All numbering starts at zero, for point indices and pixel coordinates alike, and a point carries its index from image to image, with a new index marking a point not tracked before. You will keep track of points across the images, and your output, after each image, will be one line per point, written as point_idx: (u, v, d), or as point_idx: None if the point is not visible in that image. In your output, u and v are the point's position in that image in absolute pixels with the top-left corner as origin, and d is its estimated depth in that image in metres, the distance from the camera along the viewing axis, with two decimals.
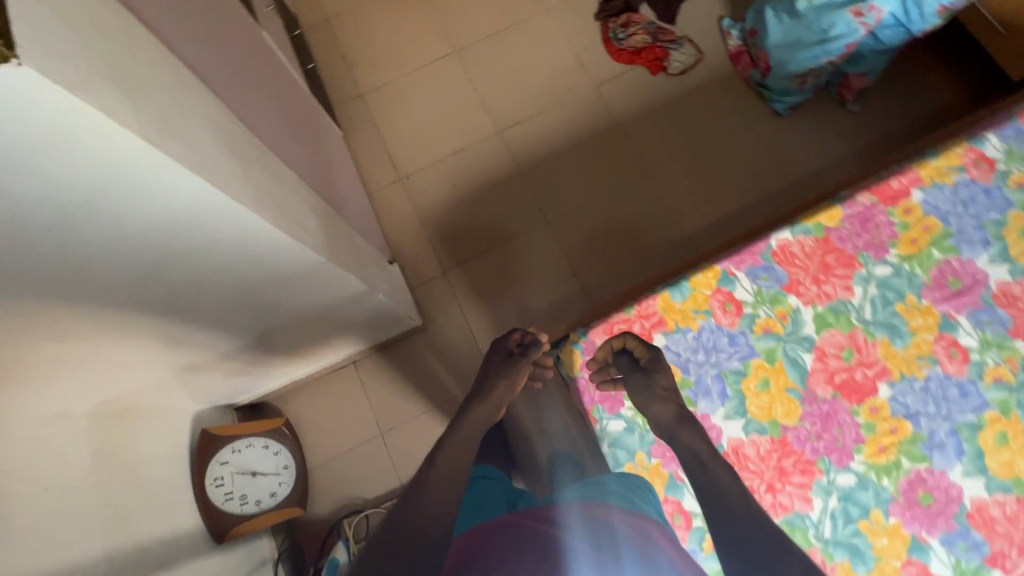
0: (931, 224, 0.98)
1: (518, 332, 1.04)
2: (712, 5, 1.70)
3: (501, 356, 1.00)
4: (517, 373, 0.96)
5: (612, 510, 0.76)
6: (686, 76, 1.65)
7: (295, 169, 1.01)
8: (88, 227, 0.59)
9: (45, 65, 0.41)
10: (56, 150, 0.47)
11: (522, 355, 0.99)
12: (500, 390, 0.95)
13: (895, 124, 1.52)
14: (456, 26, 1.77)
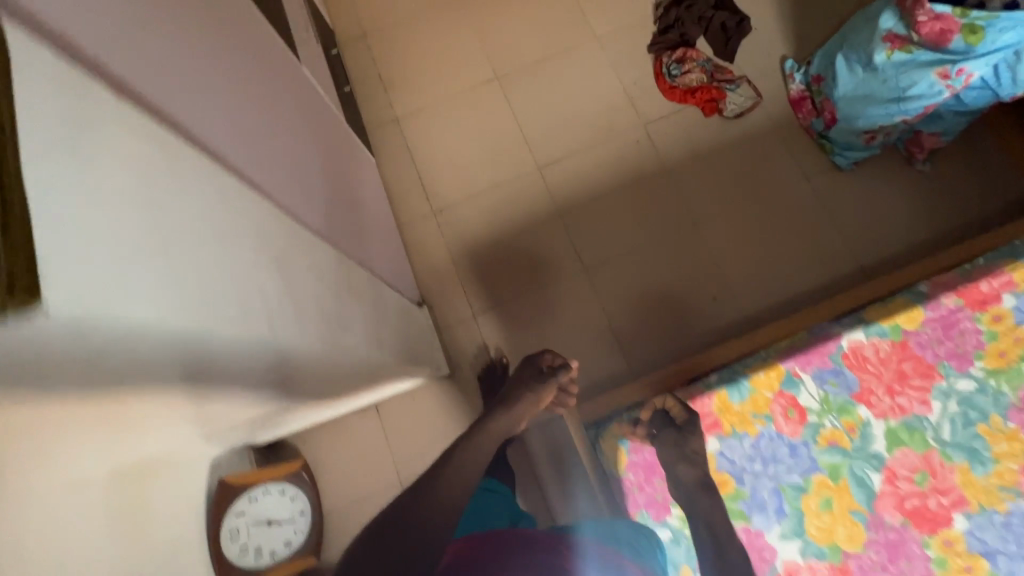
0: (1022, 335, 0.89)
1: (552, 352, 0.99)
2: (774, 45, 1.60)
3: (532, 373, 0.96)
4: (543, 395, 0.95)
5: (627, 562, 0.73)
6: (741, 120, 1.56)
7: (333, 228, 0.95)
8: (111, 393, 0.49)
9: (70, 293, 0.31)
10: (88, 364, 0.38)
11: (552, 378, 0.97)
12: (524, 408, 0.94)
13: (966, 189, 1.41)
14: (500, 50, 1.68)
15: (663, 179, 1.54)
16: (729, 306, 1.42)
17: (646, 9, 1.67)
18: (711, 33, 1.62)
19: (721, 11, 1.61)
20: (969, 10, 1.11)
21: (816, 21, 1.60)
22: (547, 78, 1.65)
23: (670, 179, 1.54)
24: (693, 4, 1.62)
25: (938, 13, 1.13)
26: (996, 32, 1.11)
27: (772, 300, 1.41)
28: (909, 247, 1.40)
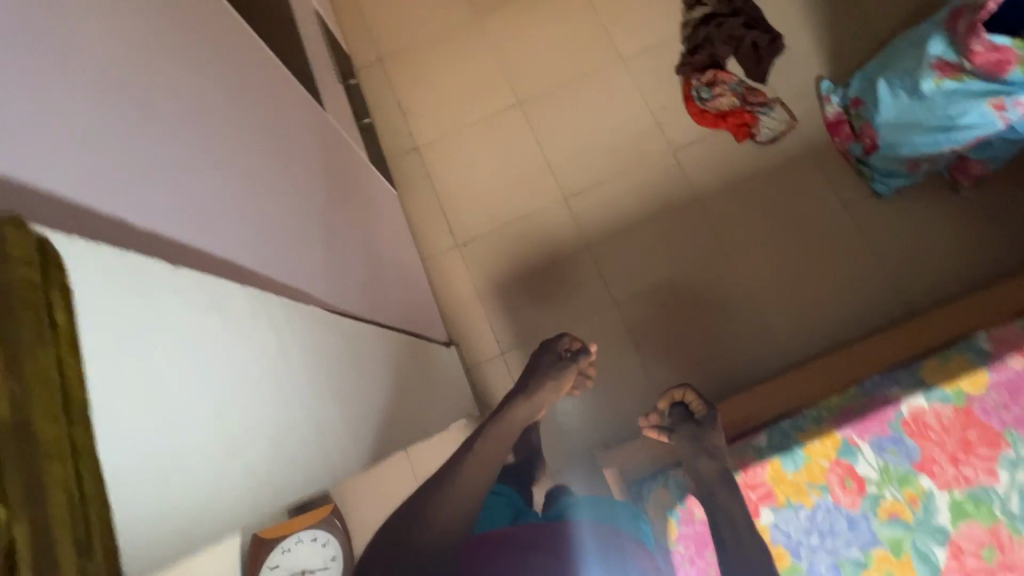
0: None
1: (571, 338, 1.08)
2: (809, 64, 1.54)
3: (551, 358, 1.04)
4: (561, 379, 1.02)
5: (623, 536, 0.86)
6: (775, 145, 1.50)
7: (364, 292, 0.92)
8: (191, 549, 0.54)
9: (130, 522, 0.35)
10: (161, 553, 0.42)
11: (571, 362, 1.05)
12: (544, 392, 1.01)
13: (1012, 219, 1.36)
14: (523, 73, 1.63)
15: (693, 208, 1.50)
16: (764, 341, 1.39)
17: (674, 28, 1.61)
18: (742, 53, 1.56)
19: (752, 29, 1.56)
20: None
21: (853, 39, 1.53)
22: (571, 102, 1.60)
23: (701, 207, 1.49)
24: (723, 23, 1.56)
25: (996, 44, 1.08)
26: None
27: (808, 334, 1.38)
28: (951, 279, 1.36)
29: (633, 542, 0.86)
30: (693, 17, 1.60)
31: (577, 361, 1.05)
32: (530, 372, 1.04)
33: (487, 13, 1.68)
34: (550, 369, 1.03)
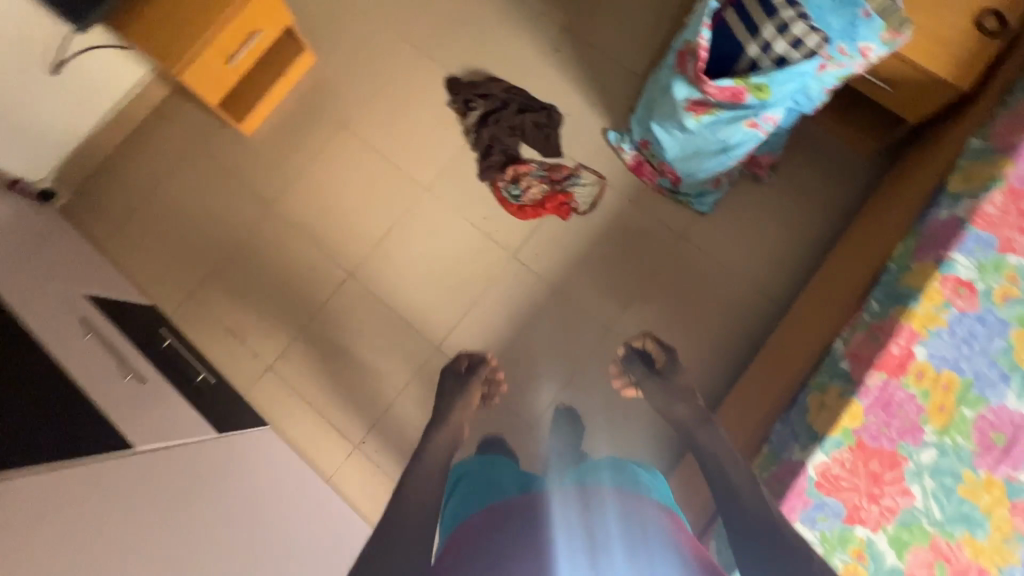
0: (947, 379, 0.91)
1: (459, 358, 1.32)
2: (592, 123, 1.61)
3: (454, 377, 1.27)
4: (469, 389, 1.25)
5: (603, 491, 0.91)
6: (597, 208, 1.55)
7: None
8: None
9: None
10: None
11: (473, 374, 1.29)
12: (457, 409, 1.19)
13: (817, 186, 1.47)
14: (342, 245, 1.60)
15: (558, 298, 1.52)
16: None
17: (460, 140, 1.63)
18: (529, 137, 1.60)
19: (527, 113, 1.60)
20: (749, 76, 1.11)
21: (615, 86, 1.62)
22: (401, 252, 1.58)
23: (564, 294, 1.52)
24: (500, 118, 1.60)
25: (722, 85, 1.14)
26: (779, 85, 1.12)
27: (711, 365, 1.43)
28: (799, 260, 1.46)
29: (614, 492, 0.91)
30: (471, 123, 1.62)
31: (478, 372, 1.29)
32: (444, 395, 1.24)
33: (281, 202, 1.63)
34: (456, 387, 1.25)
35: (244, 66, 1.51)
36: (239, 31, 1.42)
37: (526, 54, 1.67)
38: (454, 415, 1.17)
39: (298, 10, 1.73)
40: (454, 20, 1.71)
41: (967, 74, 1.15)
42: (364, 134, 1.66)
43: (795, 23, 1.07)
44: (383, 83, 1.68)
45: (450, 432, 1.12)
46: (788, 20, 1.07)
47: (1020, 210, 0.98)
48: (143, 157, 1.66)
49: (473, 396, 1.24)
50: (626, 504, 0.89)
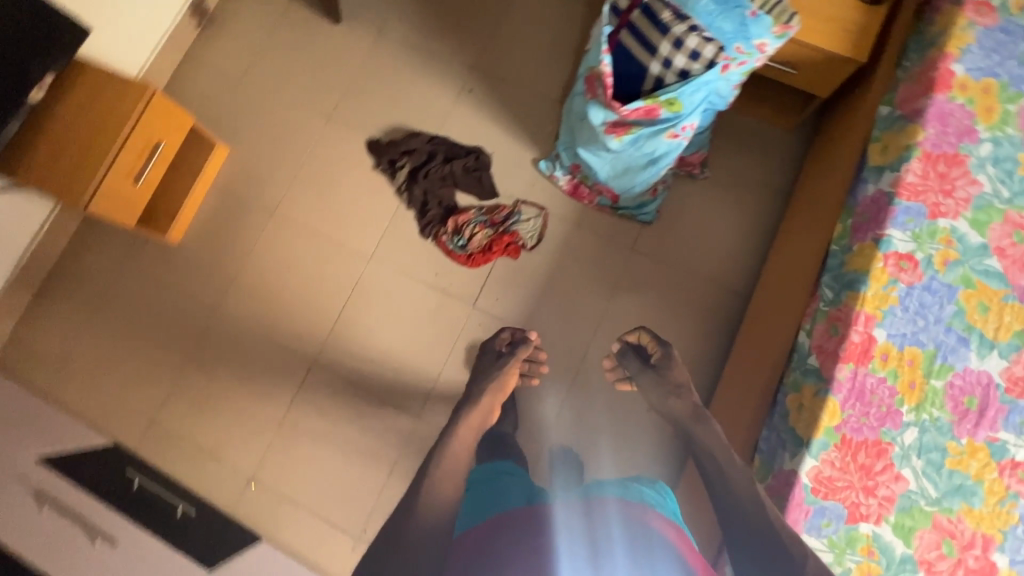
0: (911, 354, 0.92)
1: (504, 334, 1.45)
2: (521, 155, 1.60)
3: (495, 353, 1.42)
4: (505, 370, 1.38)
5: (607, 502, 1.06)
6: (545, 239, 1.54)
7: None
8: None
9: None
10: None
11: (511, 353, 1.42)
12: (489, 387, 1.34)
13: (750, 172, 1.49)
14: (298, 334, 1.55)
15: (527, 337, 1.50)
16: None
17: (395, 201, 1.60)
18: (462, 183, 1.58)
19: (455, 160, 1.57)
20: (658, 93, 1.11)
21: (535, 115, 1.62)
22: (360, 326, 1.54)
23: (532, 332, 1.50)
24: (429, 171, 1.57)
25: (634, 107, 1.14)
26: (689, 95, 1.13)
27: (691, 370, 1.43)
28: (750, 248, 1.47)
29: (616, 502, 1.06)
30: (401, 182, 1.59)
31: (516, 351, 1.41)
32: (482, 369, 1.40)
33: (226, 304, 1.57)
34: (495, 363, 1.40)
35: (156, 176, 1.45)
36: (141, 147, 1.36)
37: (441, 101, 1.65)
38: (485, 397, 1.32)
39: (201, 106, 1.69)
40: (362, 83, 1.69)
41: (860, 46, 1.18)
42: (297, 216, 1.61)
43: (688, 35, 1.08)
44: (305, 161, 1.65)
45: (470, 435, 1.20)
46: (681, 34, 1.08)
47: (939, 173, 1.00)
48: (72, 291, 1.58)
49: (509, 375, 1.38)
50: (626, 511, 1.04)
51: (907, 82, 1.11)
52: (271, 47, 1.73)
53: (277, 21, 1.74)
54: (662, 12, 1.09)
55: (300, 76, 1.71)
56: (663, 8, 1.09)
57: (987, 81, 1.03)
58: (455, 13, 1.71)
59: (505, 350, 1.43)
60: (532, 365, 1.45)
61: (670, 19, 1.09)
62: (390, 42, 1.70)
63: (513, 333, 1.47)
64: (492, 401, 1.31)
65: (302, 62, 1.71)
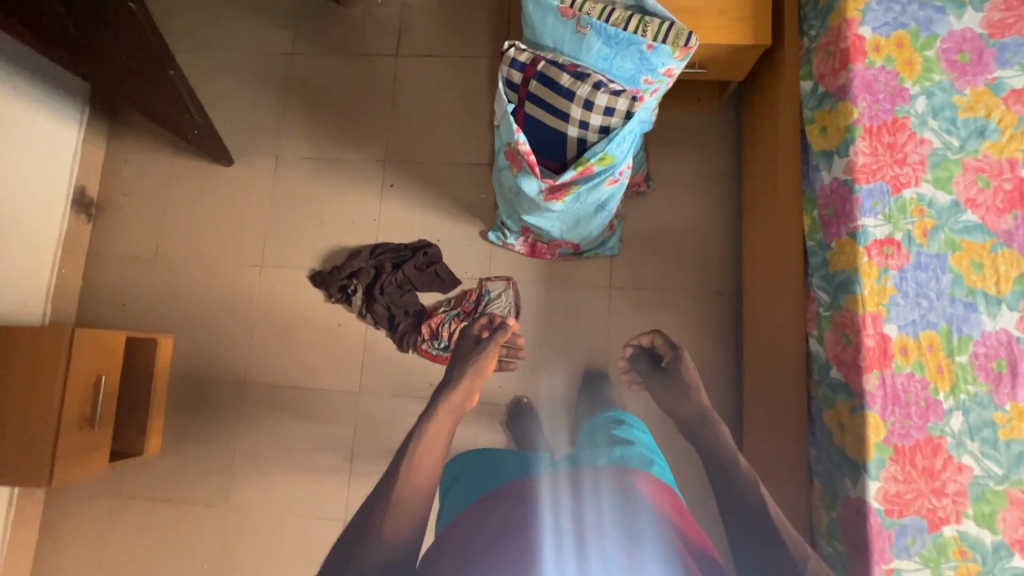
0: (928, 339, 0.90)
1: (482, 319, 1.45)
2: (467, 232, 1.52)
3: (473, 339, 1.44)
4: (483, 355, 1.43)
5: (600, 472, 1.06)
6: (522, 306, 1.48)
7: None
8: None
9: None
10: None
11: (490, 340, 1.44)
12: (468, 371, 1.41)
13: (695, 172, 1.45)
14: (318, 498, 1.45)
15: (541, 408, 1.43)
16: None
17: (360, 324, 1.51)
18: (420, 283, 1.49)
19: (405, 264, 1.49)
20: (586, 156, 1.05)
21: (465, 187, 1.55)
22: (377, 464, 1.45)
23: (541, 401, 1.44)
24: (383, 285, 1.48)
25: (567, 179, 1.07)
26: (617, 147, 1.07)
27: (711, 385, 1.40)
28: (724, 245, 1.44)
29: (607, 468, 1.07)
30: (360, 305, 1.50)
31: (495, 338, 1.44)
32: (460, 351, 1.44)
33: (233, 495, 1.46)
34: (473, 349, 1.43)
35: (111, 414, 1.34)
36: (86, 386, 1.26)
37: (367, 206, 1.57)
38: (463, 380, 1.39)
39: (126, 300, 1.57)
40: (280, 216, 1.58)
41: (759, 30, 1.14)
42: (267, 377, 1.52)
43: (595, 93, 1.03)
44: (255, 317, 1.55)
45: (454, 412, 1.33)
46: (587, 96, 1.03)
47: (887, 144, 0.97)
48: (67, 542, 1.46)
49: (488, 360, 1.43)
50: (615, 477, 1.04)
51: (819, 56, 1.08)
52: (173, 213, 1.61)
53: (168, 184, 1.63)
54: (560, 76, 1.04)
55: (214, 231, 1.60)
56: (559, 72, 1.04)
57: (898, 35, 1.00)
58: (347, 113, 1.62)
59: (484, 335, 1.44)
60: (513, 348, 1.46)
61: (571, 82, 1.03)
62: (292, 164, 1.61)
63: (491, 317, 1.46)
64: (471, 384, 1.39)
65: (210, 217, 1.61)
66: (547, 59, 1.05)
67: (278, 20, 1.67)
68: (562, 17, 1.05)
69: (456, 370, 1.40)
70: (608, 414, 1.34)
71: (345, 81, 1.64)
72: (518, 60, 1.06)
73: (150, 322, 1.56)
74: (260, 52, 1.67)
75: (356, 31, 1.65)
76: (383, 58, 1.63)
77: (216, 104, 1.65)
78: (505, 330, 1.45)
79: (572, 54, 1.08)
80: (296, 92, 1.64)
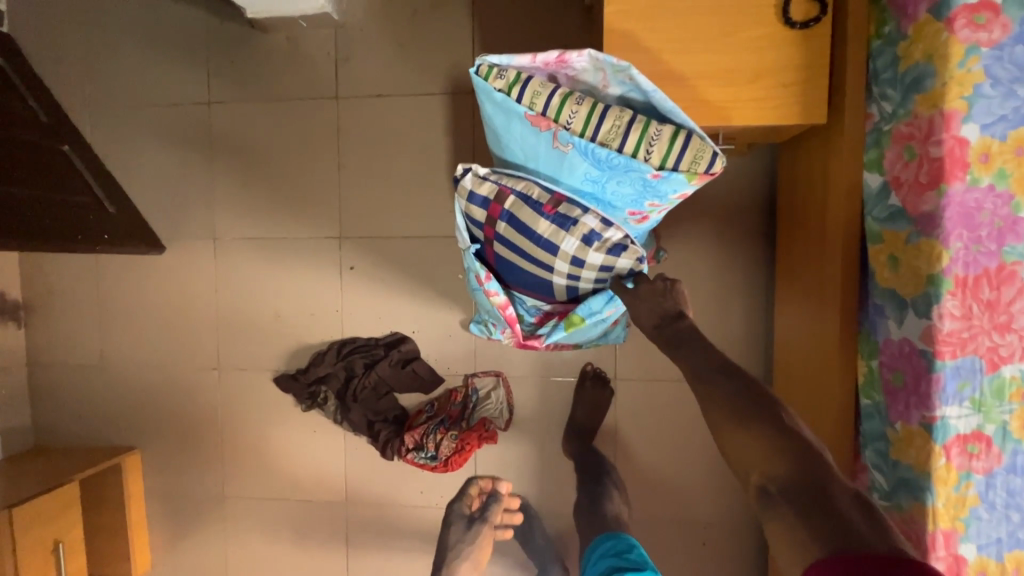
0: (1015, 561, 0.72)
1: (472, 491, 1.24)
2: (446, 322, 1.30)
3: (463, 522, 1.20)
4: (476, 542, 1.17)
5: None
6: (516, 403, 1.30)
7: None
8: None
9: None
10: None
11: (482, 518, 1.20)
12: (461, 569, 1.16)
13: (718, 242, 1.17)
14: None
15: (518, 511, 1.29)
16: (721, 534, 1.26)
17: (337, 430, 1.36)
18: (398, 385, 1.29)
19: (378, 365, 1.28)
20: (576, 313, 0.87)
21: (438, 267, 1.30)
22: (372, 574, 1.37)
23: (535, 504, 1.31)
24: (356, 392, 1.29)
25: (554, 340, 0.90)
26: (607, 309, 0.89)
27: (730, 488, 1.25)
28: (753, 331, 1.18)
29: None
30: (334, 412, 1.32)
31: (488, 515, 1.19)
32: (450, 544, 1.18)
33: None
34: (464, 536, 1.18)
35: (81, 569, 1.25)
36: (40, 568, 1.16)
37: (326, 294, 1.34)
38: None
39: (80, 411, 1.43)
40: (230, 309, 1.37)
41: (809, 103, 0.83)
42: (244, 489, 1.40)
43: (585, 248, 0.80)
44: (220, 424, 1.40)
45: None
46: (575, 251, 0.80)
47: (985, 301, 0.71)
48: None
49: (481, 548, 1.18)
50: None
51: (895, 150, 0.77)
52: (111, 310, 1.41)
53: (99, 277, 1.41)
54: (536, 222, 0.78)
55: (160, 329, 1.40)
56: (535, 217, 0.78)
57: (1017, 136, 0.69)
58: (286, 176, 1.33)
59: (477, 513, 1.21)
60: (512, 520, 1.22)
61: (552, 231, 0.78)
62: (234, 246, 1.36)
63: (479, 485, 1.25)
64: None
65: (153, 312, 1.40)
66: (517, 191, 0.78)
67: (184, 57, 1.32)
68: (532, 127, 0.75)
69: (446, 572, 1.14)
70: (615, 547, 0.98)
71: (279, 135, 1.32)
72: (478, 193, 0.79)
73: (112, 434, 1.42)
74: (170, 103, 1.34)
75: (284, 69, 1.30)
76: (321, 101, 1.30)
77: (134, 175, 1.37)
78: (499, 498, 1.22)
79: (550, 173, 0.79)
80: (223, 153, 1.34)
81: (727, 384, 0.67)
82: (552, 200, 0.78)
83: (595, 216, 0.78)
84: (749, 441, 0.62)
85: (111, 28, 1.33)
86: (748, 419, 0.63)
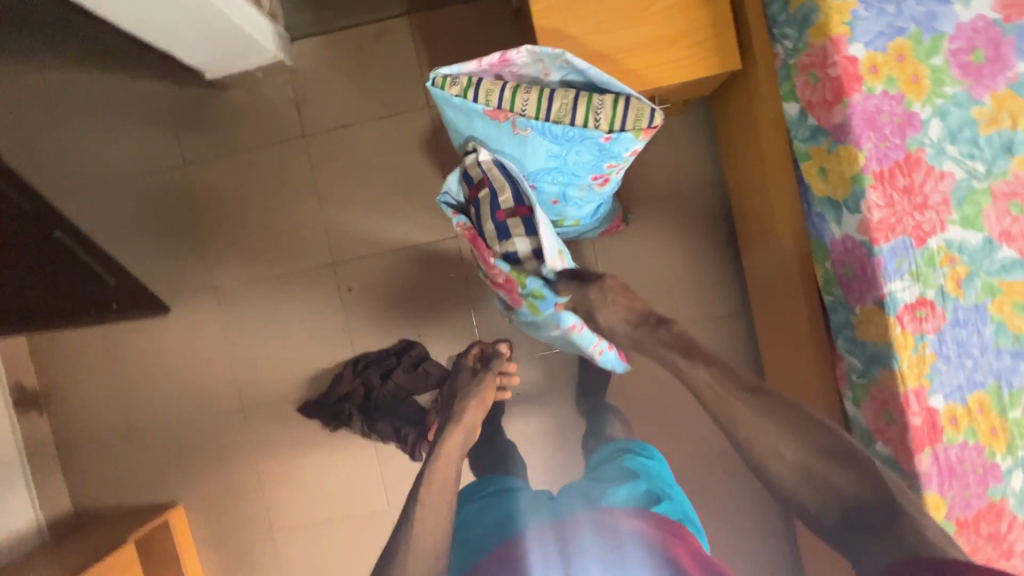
0: (977, 402, 0.84)
1: (474, 350, 1.32)
2: (447, 319, 1.40)
3: (468, 372, 1.29)
4: (483, 385, 1.25)
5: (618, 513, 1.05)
6: (526, 380, 1.39)
7: None
8: None
9: None
10: None
11: (484, 368, 1.28)
12: (470, 405, 1.22)
13: (676, 195, 1.29)
14: None
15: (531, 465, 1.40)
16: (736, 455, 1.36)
17: (368, 443, 1.43)
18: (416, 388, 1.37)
19: (393, 373, 1.36)
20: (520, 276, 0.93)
21: (429, 270, 1.39)
22: None
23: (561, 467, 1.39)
24: (379, 402, 1.36)
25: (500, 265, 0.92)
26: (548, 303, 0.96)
27: None
28: (724, 268, 1.29)
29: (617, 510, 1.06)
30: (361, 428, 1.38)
31: (489, 365, 1.28)
32: (456, 388, 1.27)
33: None
34: (471, 381, 1.26)
35: None
36: None
37: (330, 318, 1.41)
38: (466, 419, 1.20)
39: (116, 482, 1.47)
40: (241, 353, 1.44)
41: (725, 54, 0.95)
42: (288, 519, 1.45)
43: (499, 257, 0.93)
44: (253, 463, 1.45)
45: (464, 431, 1.18)
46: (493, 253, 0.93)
47: (902, 188, 0.83)
48: None
49: (485, 390, 1.25)
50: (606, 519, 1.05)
51: (802, 79, 0.89)
52: (127, 379, 1.46)
53: (109, 351, 1.46)
54: (486, 220, 0.91)
55: (178, 386, 1.46)
56: (488, 215, 0.91)
57: (896, 46, 0.82)
58: (270, 217, 1.41)
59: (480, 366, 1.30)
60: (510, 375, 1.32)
61: (490, 233, 0.91)
62: (233, 292, 1.43)
63: (479, 345, 1.32)
64: (474, 419, 1.20)
65: (168, 372, 1.46)
66: (490, 188, 0.89)
67: (153, 127, 1.40)
68: (493, 120, 0.85)
69: (457, 404, 1.21)
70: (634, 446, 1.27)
71: (257, 181, 1.40)
72: (469, 170, 0.91)
73: (151, 496, 1.47)
74: (147, 172, 1.41)
75: (249, 121, 1.39)
76: (289, 142, 1.39)
77: (124, 246, 1.43)
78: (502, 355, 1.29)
79: (516, 157, 0.89)
80: (207, 208, 1.42)
81: (781, 414, 0.87)
82: (509, 210, 0.89)
83: (526, 243, 0.91)
84: (820, 471, 0.80)
85: (77, 114, 1.40)
86: (823, 455, 0.80)
